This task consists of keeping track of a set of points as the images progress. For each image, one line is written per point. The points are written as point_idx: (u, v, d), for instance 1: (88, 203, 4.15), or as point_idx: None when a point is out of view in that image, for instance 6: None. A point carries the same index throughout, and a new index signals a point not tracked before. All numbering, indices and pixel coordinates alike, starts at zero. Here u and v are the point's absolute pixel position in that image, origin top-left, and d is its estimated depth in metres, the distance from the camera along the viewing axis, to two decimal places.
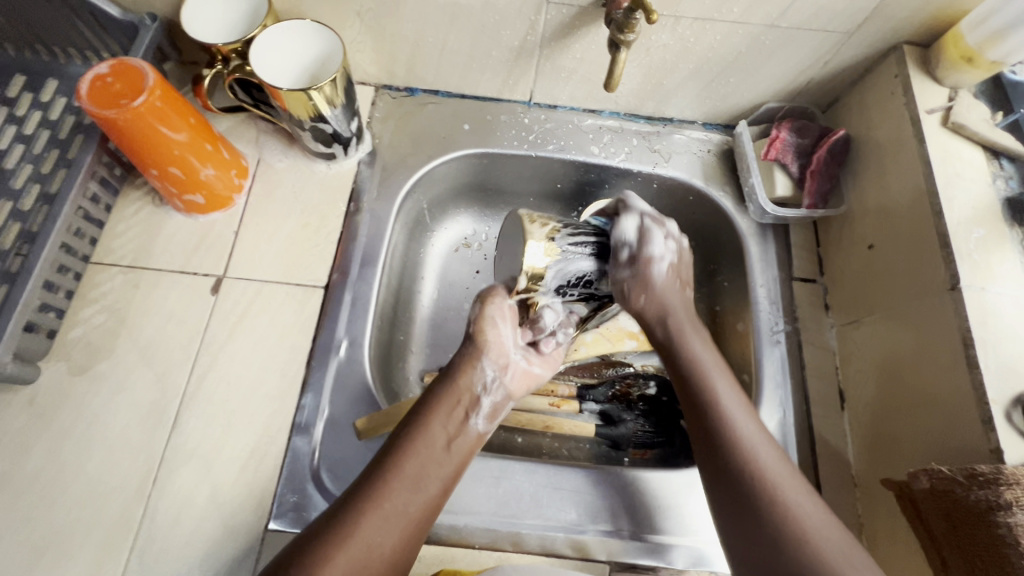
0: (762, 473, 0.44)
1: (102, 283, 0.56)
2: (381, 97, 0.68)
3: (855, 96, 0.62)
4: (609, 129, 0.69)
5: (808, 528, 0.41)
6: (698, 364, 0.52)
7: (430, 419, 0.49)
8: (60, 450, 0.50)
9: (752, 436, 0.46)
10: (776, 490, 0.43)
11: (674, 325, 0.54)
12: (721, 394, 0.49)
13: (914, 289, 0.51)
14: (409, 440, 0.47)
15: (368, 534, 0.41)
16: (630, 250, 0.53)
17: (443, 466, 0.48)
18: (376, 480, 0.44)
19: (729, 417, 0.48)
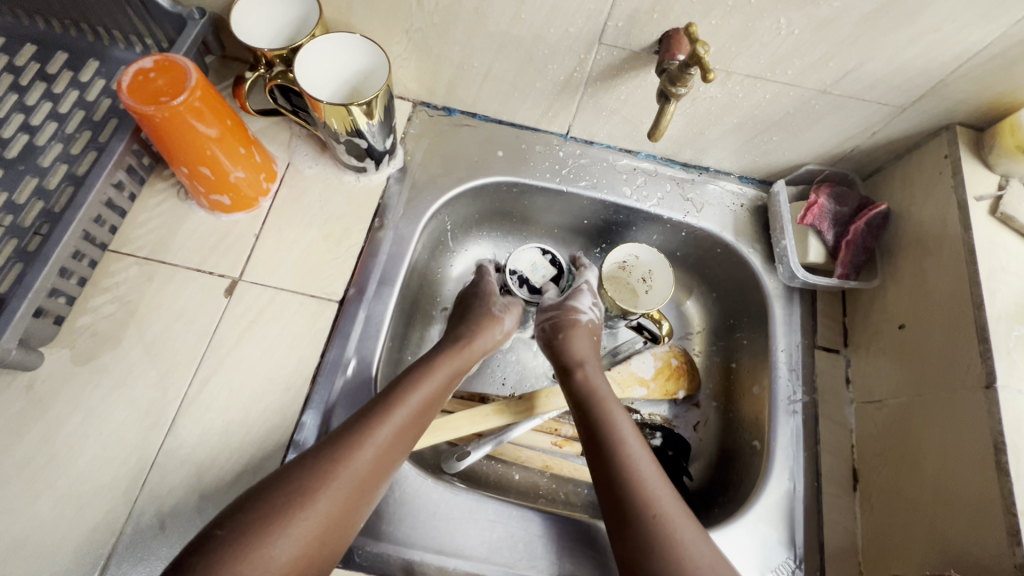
0: (664, 517, 0.44)
1: (117, 273, 0.56)
2: (418, 113, 0.68)
3: (900, 169, 0.60)
4: (644, 171, 0.68)
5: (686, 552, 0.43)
6: (603, 402, 0.53)
7: (408, 380, 0.51)
8: (53, 441, 0.49)
9: (643, 466, 0.47)
10: (670, 527, 0.44)
11: (587, 371, 0.57)
12: (633, 447, 0.49)
13: (945, 380, 0.49)
14: (389, 400, 0.49)
15: (336, 488, 0.43)
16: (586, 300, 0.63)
17: (417, 419, 0.50)
18: (349, 437, 0.46)
19: (626, 457, 0.48)
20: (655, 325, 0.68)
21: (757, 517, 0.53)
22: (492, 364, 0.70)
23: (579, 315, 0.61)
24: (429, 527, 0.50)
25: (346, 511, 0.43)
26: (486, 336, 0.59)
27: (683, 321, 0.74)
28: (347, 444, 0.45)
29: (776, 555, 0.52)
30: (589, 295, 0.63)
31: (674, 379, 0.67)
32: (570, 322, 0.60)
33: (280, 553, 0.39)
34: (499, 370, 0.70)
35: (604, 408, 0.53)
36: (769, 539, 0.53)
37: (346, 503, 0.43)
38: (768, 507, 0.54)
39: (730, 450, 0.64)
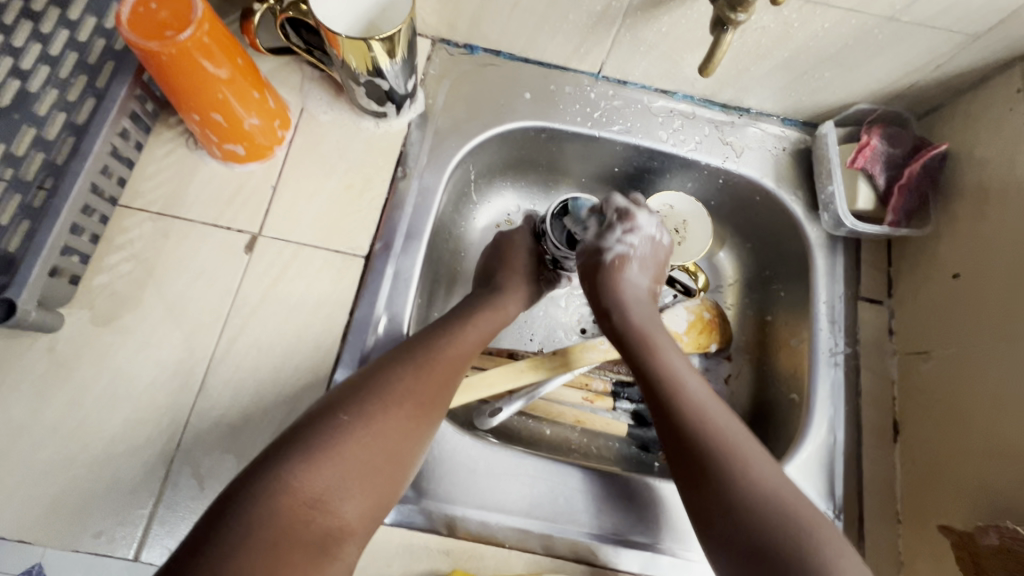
0: (734, 446, 0.43)
1: (130, 229, 0.53)
2: (437, 51, 0.63)
3: (962, 107, 0.56)
4: (681, 113, 0.64)
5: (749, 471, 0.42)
6: (651, 340, 0.52)
7: (441, 335, 0.49)
8: (82, 403, 0.48)
9: (702, 402, 0.46)
10: (740, 454, 0.43)
11: (630, 313, 0.55)
12: (688, 383, 0.48)
13: (1005, 332, 0.47)
14: (427, 354, 0.46)
15: (375, 431, 0.40)
16: (621, 226, 0.57)
17: (455, 376, 0.47)
18: (408, 382, 0.43)
19: (679, 390, 0.47)
20: (690, 278, 0.66)
21: (797, 468, 0.53)
22: (521, 321, 0.68)
23: (606, 257, 0.58)
24: (469, 483, 0.50)
25: (401, 465, 0.41)
26: (518, 295, 0.59)
27: (716, 273, 0.71)
28: (407, 389, 0.43)
29: (815, 506, 0.52)
30: (617, 228, 0.58)
31: (707, 332, 0.65)
32: (596, 267, 0.58)
33: (345, 509, 0.37)
34: (526, 326, 0.68)
35: (653, 345, 0.52)
36: (808, 490, 0.52)
37: (399, 459, 0.41)
38: (807, 458, 0.53)
39: (766, 402, 0.63)
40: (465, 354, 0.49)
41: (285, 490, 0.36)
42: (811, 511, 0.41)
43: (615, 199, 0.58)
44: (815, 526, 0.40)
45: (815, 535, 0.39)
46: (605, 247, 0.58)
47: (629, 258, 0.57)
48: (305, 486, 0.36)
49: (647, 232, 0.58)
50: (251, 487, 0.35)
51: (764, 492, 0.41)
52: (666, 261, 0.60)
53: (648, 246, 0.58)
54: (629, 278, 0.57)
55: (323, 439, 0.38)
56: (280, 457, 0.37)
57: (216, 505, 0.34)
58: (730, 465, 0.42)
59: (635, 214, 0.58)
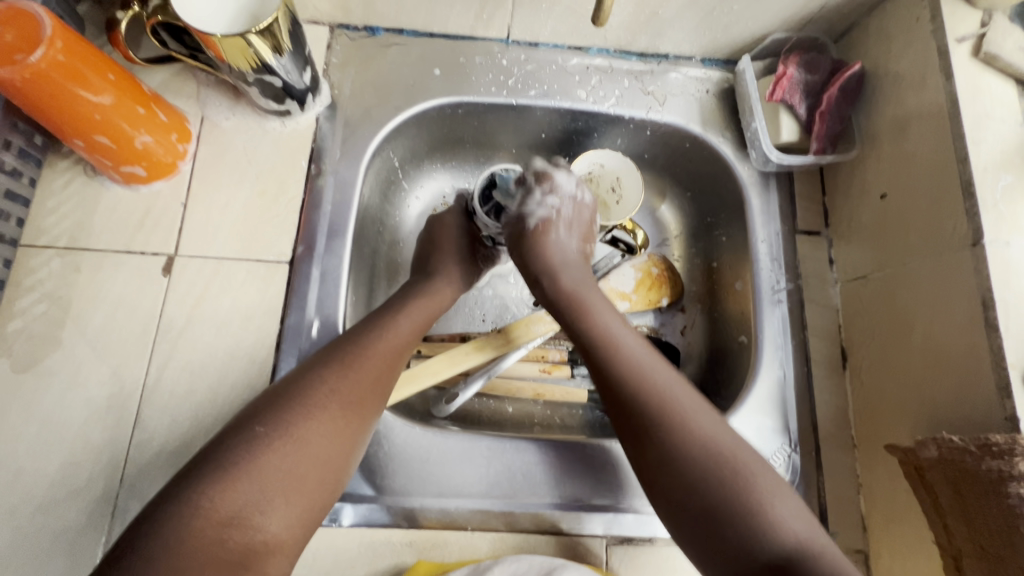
0: (672, 398, 0.43)
1: (38, 269, 0.51)
2: (337, 38, 0.60)
3: (874, 23, 0.55)
4: (598, 68, 0.62)
5: (690, 419, 0.42)
6: (583, 301, 0.52)
7: (369, 332, 0.48)
8: (14, 454, 0.46)
9: (638, 359, 0.46)
10: (680, 407, 0.43)
11: (562, 278, 0.54)
12: (622, 339, 0.48)
13: (929, 245, 0.47)
14: (351, 355, 0.45)
15: (296, 440, 0.40)
16: (539, 188, 0.57)
17: (387, 374, 0.46)
18: (330, 386, 0.43)
19: (618, 349, 0.47)
20: (630, 235, 0.65)
21: (750, 409, 0.53)
22: (469, 302, 0.67)
23: (528, 223, 0.57)
24: (423, 474, 0.49)
25: (328, 470, 0.41)
26: (452, 278, 0.58)
27: (659, 227, 0.70)
28: (329, 392, 0.42)
29: (771, 442, 0.52)
30: (536, 191, 0.57)
31: (656, 288, 0.64)
32: (523, 232, 0.57)
33: (268, 522, 0.37)
34: (475, 306, 0.67)
35: (585, 307, 0.51)
36: (763, 428, 0.53)
37: (325, 463, 0.41)
38: (760, 398, 0.53)
39: (720, 348, 0.62)
40: (398, 347, 0.48)
41: (200, 512, 0.35)
42: (755, 462, 0.41)
43: (536, 162, 0.59)
44: (756, 471, 0.40)
45: (753, 479, 0.40)
46: (526, 214, 0.57)
47: (553, 221, 0.56)
48: (221, 505, 0.36)
49: (567, 192, 0.57)
50: (164, 514, 0.35)
51: (702, 439, 0.41)
52: (594, 220, 0.59)
53: (571, 207, 0.57)
54: (558, 242, 0.56)
55: (238, 456, 0.38)
56: (194, 480, 0.37)
57: (129, 534, 0.34)
58: (674, 420, 0.42)
59: (554, 173, 0.58)
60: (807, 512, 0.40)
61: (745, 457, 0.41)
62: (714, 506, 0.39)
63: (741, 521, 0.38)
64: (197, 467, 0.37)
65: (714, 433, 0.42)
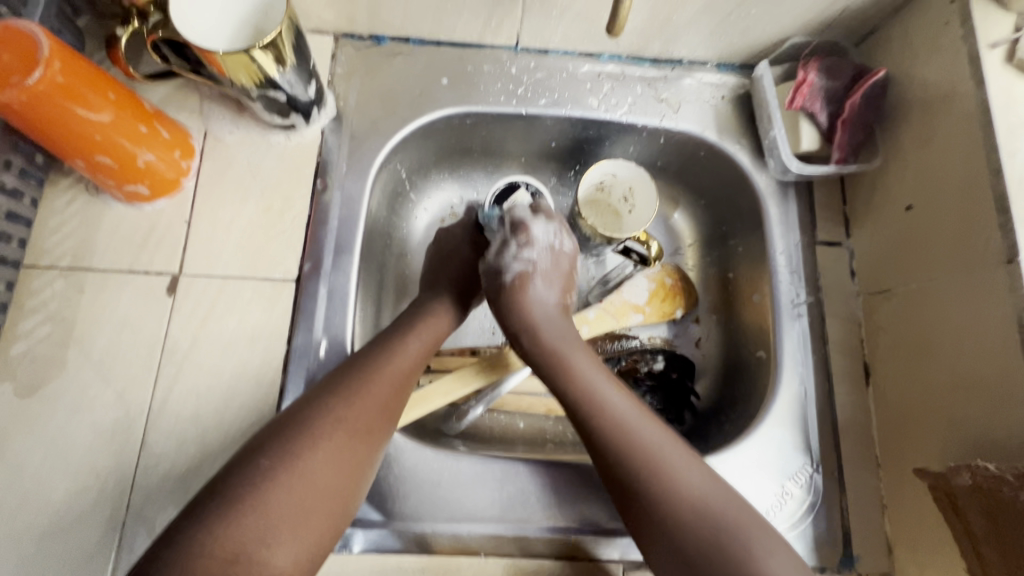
0: (659, 460, 0.41)
1: (41, 290, 0.50)
2: (342, 47, 0.58)
3: (899, 26, 0.53)
4: (609, 75, 0.60)
5: (676, 481, 0.40)
6: (566, 363, 0.49)
7: (377, 355, 0.47)
8: (19, 481, 0.45)
9: (623, 416, 0.44)
10: (667, 465, 0.41)
11: (540, 335, 0.51)
12: (608, 398, 0.45)
13: (959, 261, 0.45)
14: (358, 381, 0.44)
15: (301, 472, 0.38)
16: (512, 241, 0.55)
17: (395, 400, 0.45)
18: (335, 414, 0.42)
19: (602, 413, 0.44)
20: (643, 246, 0.63)
21: (770, 427, 0.51)
22: (479, 315, 0.65)
23: (504, 279, 0.54)
24: (434, 498, 0.48)
25: (335, 501, 0.40)
26: (463, 296, 0.57)
27: (673, 237, 0.68)
28: (334, 421, 0.41)
29: (793, 462, 0.51)
30: (512, 244, 0.55)
31: (670, 299, 0.63)
32: (500, 288, 0.54)
33: (274, 557, 0.36)
34: (484, 319, 0.65)
35: (567, 367, 0.48)
36: (785, 448, 0.51)
37: (333, 493, 0.39)
38: (781, 416, 0.52)
39: (736, 362, 0.61)
40: (406, 371, 0.47)
41: (204, 550, 0.34)
42: (745, 519, 0.39)
43: (515, 210, 0.57)
44: (745, 531, 0.38)
45: (750, 544, 0.38)
46: (502, 268, 0.55)
47: (529, 276, 0.54)
48: (226, 541, 0.35)
49: (543, 243, 0.55)
50: (169, 553, 0.34)
51: (691, 503, 0.39)
52: (572, 268, 0.57)
53: (551, 256, 0.55)
54: (535, 295, 0.53)
55: (243, 489, 0.37)
56: (199, 515, 0.35)
57: (133, 573, 0.33)
58: (659, 485, 0.40)
59: (531, 223, 0.56)
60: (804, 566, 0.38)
61: (741, 524, 0.39)
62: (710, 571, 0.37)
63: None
64: (202, 502, 0.36)
65: (706, 495, 0.40)
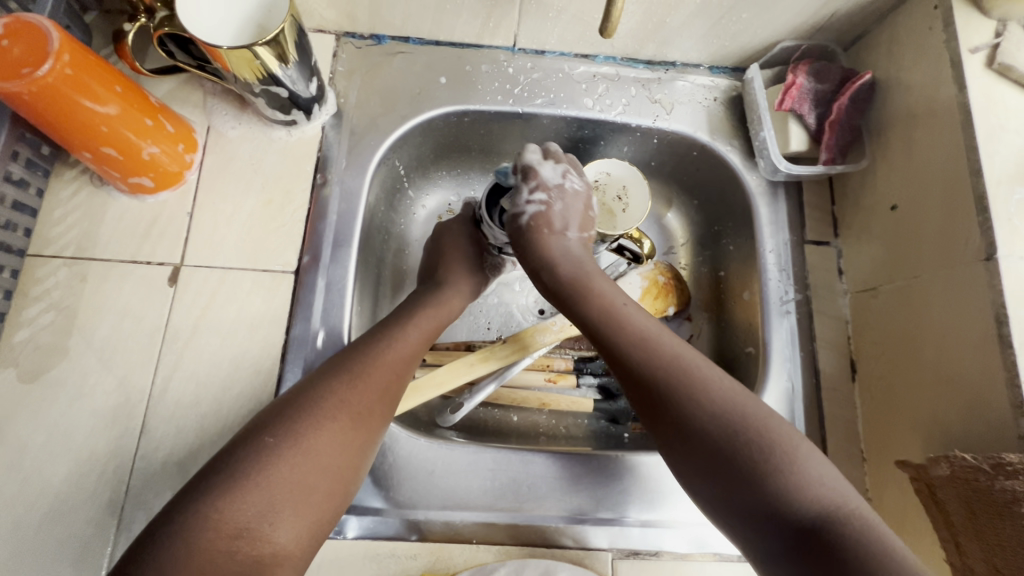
0: (690, 371, 0.43)
1: (45, 279, 0.51)
2: (343, 46, 0.60)
3: (885, 31, 0.54)
4: (604, 77, 0.61)
5: (706, 385, 0.42)
6: (589, 284, 0.51)
7: (378, 340, 0.48)
8: (21, 465, 0.46)
9: (643, 326, 0.47)
10: (695, 369, 0.43)
11: (567, 269, 0.53)
12: (628, 312, 0.48)
13: (941, 258, 0.46)
14: (358, 365, 0.45)
15: (305, 451, 0.40)
16: (527, 185, 0.56)
17: (395, 385, 0.46)
18: (337, 396, 0.43)
19: (623, 325, 0.47)
20: (636, 244, 0.63)
21: None
22: (474, 310, 0.66)
23: (522, 220, 0.56)
24: (428, 486, 0.49)
25: (335, 481, 0.41)
26: (461, 290, 0.58)
27: (665, 235, 0.69)
28: (336, 402, 0.42)
29: None
30: (523, 189, 0.56)
31: (663, 296, 0.64)
32: (521, 230, 0.56)
33: (277, 533, 0.37)
34: (480, 315, 0.66)
35: (585, 291, 0.51)
36: None
37: (333, 473, 0.40)
38: None
39: (726, 359, 0.62)
40: (405, 358, 0.48)
41: (209, 523, 0.35)
42: (766, 410, 0.40)
43: (528, 151, 0.56)
44: (778, 429, 0.39)
45: (771, 436, 0.39)
46: (518, 212, 0.56)
47: (545, 216, 0.55)
48: (229, 516, 0.36)
49: (553, 183, 0.56)
50: (173, 525, 0.35)
51: (720, 406, 0.40)
52: (588, 206, 0.57)
53: (562, 196, 0.56)
54: (563, 241, 0.55)
55: (247, 466, 0.38)
56: (202, 492, 0.36)
57: (137, 546, 0.34)
58: (688, 387, 0.42)
59: (540, 167, 0.56)
60: (838, 474, 0.38)
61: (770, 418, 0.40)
62: (731, 453, 0.39)
63: (760, 487, 0.37)
64: (203, 480, 0.37)
65: (730, 392, 0.41)
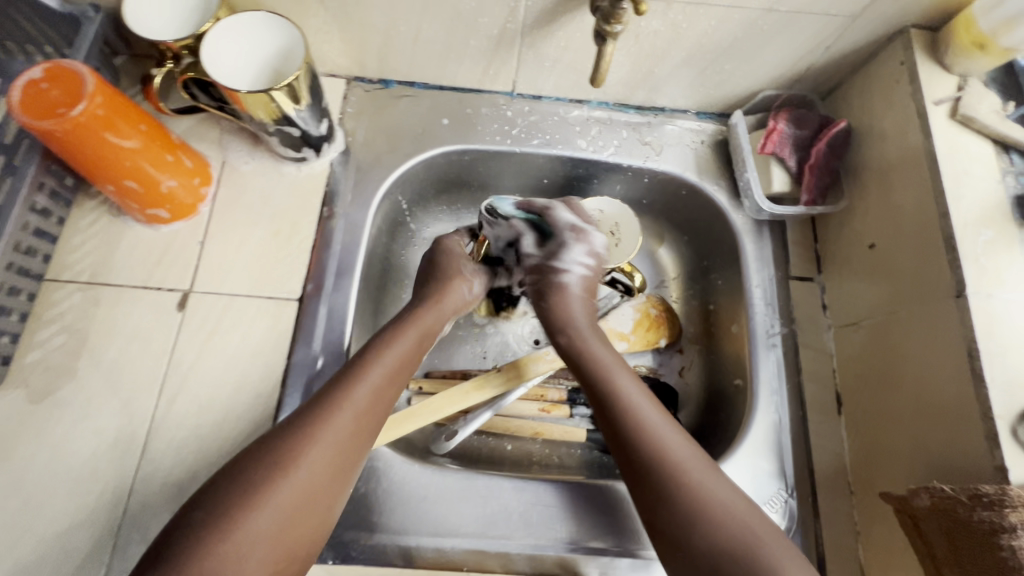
0: (686, 474, 0.41)
1: (59, 302, 0.53)
2: (353, 90, 0.64)
3: (858, 83, 0.58)
4: (597, 120, 0.65)
5: (703, 488, 0.40)
6: (603, 364, 0.50)
7: (369, 355, 0.47)
8: (23, 485, 0.47)
9: (655, 428, 0.44)
10: (693, 485, 0.41)
11: (578, 329, 0.54)
12: (637, 404, 0.46)
13: (917, 294, 0.48)
14: (344, 384, 0.44)
15: (295, 478, 0.38)
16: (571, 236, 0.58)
17: (383, 401, 0.45)
18: (325, 414, 0.42)
19: (634, 417, 0.45)
20: (628, 277, 0.65)
21: (747, 451, 0.53)
22: (471, 339, 0.68)
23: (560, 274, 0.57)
24: (420, 512, 0.50)
25: (328, 508, 0.39)
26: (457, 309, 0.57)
27: (657, 269, 0.71)
28: (324, 420, 0.41)
29: (768, 487, 0.52)
30: (574, 248, 0.58)
31: (654, 328, 0.65)
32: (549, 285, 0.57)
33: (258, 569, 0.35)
34: (477, 343, 0.68)
35: (606, 366, 0.50)
36: (760, 473, 0.53)
37: (325, 500, 0.39)
38: (756, 444, 0.54)
39: (716, 391, 0.63)
40: (395, 372, 0.47)
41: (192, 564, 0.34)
42: (766, 533, 0.39)
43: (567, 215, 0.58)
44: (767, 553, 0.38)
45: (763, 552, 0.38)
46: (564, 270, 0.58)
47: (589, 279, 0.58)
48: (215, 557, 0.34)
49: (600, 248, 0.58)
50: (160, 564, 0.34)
51: (721, 518, 0.39)
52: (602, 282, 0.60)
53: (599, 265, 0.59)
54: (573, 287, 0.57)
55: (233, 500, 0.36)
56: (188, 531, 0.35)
57: None
58: (690, 495, 0.40)
59: (588, 232, 0.58)
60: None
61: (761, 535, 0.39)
62: None
63: None
64: (187, 523, 0.36)
65: (730, 505, 0.40)
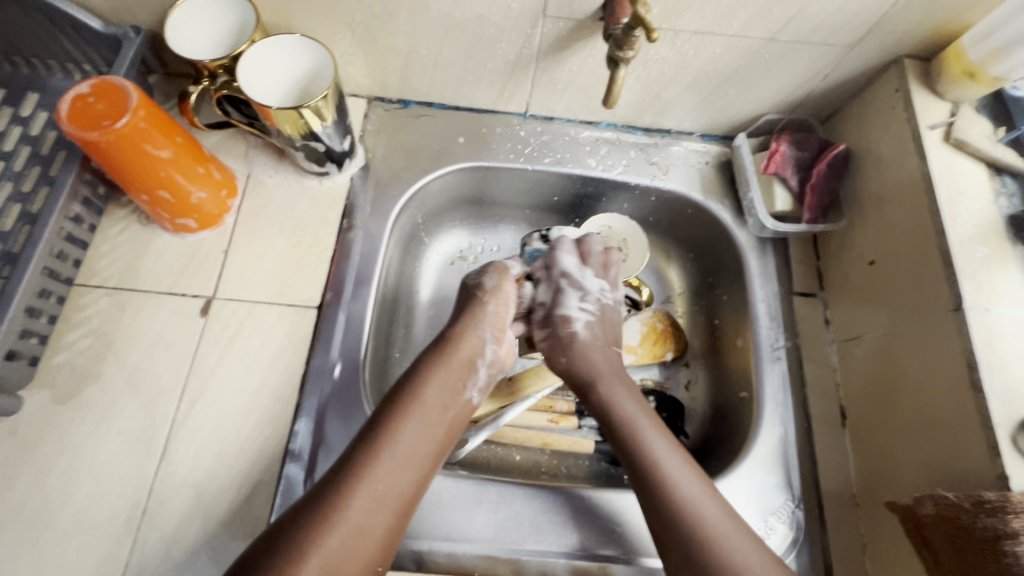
0: (711, 543, 0.43)
1: (87, 306, 0.55)
2: (373, 109, 0.67)
3: (856, 109, 0.61)
4: (606, 141, 0.68)
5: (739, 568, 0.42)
6: (637, 431, 0.50)
7: (408, 393, 0.50)
8: (45, 483, 0.48)
9: (676, 483, 0.46)
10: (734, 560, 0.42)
11: (606, 389, 0.54)
12: (664, 465, 0.48)
13: (918, 308, 0.50)
14: (386, 433, 0.46)
15: (346, 520, 0.41)
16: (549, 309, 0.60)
17: (428, 445, 0.48)
18: (364, 452, 0.45)
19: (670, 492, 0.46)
20: (636, 292, 0.68)
21: (754, 462, 0.54)
22: None
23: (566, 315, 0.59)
24: (433, 517, 0.51)
25: (383, 552, 0.42)
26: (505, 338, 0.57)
27: (663, 285, 0.73)
28: (365, 461, 0.44)
29: (775, 498, 0.53)
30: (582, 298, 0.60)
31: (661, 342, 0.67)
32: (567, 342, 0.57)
33: None
34: None
35: (641, 438, 0.50)
36: (767, 484, 0.54)
37: (379, 545, 0.42)
38: (763, 455, 0.55)
39: (722, 405, 0.64)
40: (434, 417, 0.49)
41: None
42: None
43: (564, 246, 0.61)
44: None
45: None
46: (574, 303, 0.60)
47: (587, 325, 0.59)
48: None
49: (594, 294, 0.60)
50: None
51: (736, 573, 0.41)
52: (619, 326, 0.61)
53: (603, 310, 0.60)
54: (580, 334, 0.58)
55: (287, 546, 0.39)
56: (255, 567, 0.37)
57: None
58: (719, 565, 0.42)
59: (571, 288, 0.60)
60: None
61: None
62: None
63: None
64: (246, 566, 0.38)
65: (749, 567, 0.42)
